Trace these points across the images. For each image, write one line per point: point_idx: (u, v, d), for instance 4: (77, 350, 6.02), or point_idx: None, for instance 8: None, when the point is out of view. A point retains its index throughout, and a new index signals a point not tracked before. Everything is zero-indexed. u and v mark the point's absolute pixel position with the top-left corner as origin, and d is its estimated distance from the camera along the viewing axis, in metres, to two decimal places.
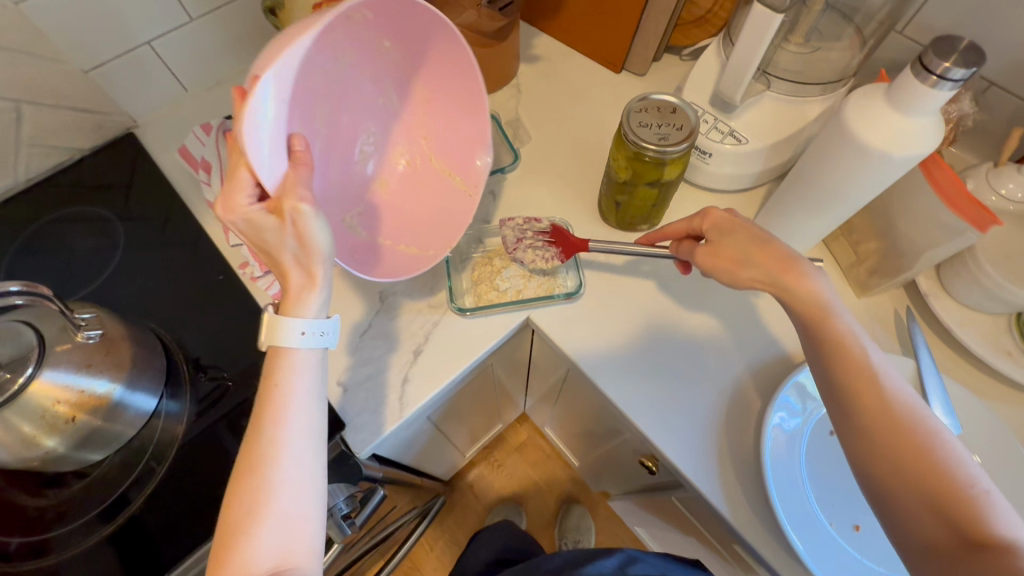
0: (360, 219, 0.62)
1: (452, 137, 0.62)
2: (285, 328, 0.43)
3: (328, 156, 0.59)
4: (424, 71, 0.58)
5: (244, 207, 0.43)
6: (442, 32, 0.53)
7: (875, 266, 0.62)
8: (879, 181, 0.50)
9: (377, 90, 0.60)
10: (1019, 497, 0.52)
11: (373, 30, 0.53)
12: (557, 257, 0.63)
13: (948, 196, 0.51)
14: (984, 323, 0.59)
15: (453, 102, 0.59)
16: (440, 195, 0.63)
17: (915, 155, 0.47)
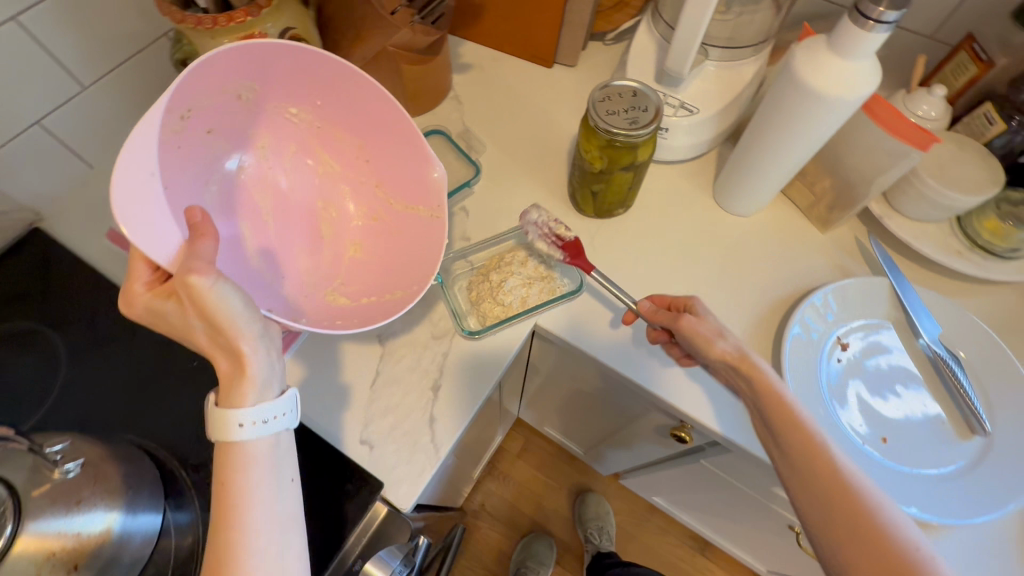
0: (343, 290, 0.58)
1: (402, 173, 0.59)
2: (227, 422, 0.40)
3: (284, 237, 0.59)
4: (340, 115, 0.58)
5: (140, 294, 0.41)
6: (331, 69, 0.53)
7: (832, 202, 0.67)
8: (834, 123, 0.54)
9: (309, 159, 0.61)
10: (1004, 375, 0.58)
11: (278, 100, 0.56)
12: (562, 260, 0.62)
13: (891, 126, 0.57)
14: (932, 231, 0.66)
15: (384, 135, 0.57)
16: (411, 232, 0.59)
17: (860, 97, 0.51)
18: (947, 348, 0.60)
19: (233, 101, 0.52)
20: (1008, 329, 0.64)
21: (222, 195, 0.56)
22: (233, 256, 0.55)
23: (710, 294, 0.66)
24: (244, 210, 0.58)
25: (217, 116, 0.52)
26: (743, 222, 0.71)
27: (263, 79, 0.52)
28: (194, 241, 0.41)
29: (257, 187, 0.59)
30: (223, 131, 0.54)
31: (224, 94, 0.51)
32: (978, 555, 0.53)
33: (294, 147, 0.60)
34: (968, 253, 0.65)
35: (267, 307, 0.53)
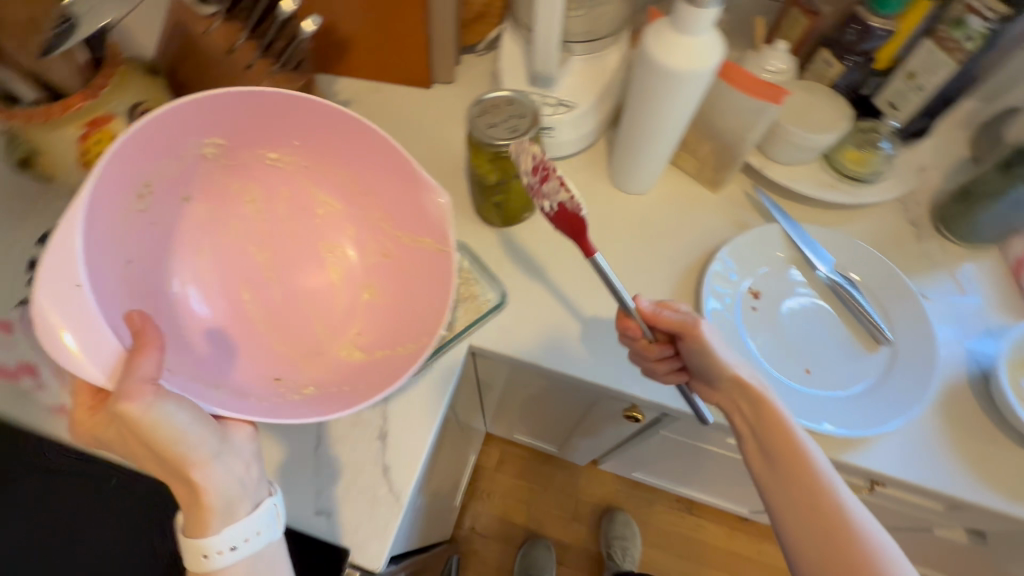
0: (358, 342, 0.56)
1: (406, 207, 0.56)
2: (202, 551, 0.42)
3: (291, 291, 0.58)
4: (329, 152, 0.56)
5: (90, 416, 0.43)
6: (297, 110, 0.51)
7: (716, 165, 0.72)
8: (695, 96, 0.58)
9: (310, 202, 0.59)
10: (894, 288, 0.64)
11: (253, 148, 0.55)
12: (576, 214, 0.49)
13: (746, 86, 0.61)
14: (809, 172, 0.72)
15: (380, 170, 0.55)
16: (421, 270, 0.56)
17: (710, 68, 0.55)
18: (842, 274, 0.66)
19: (201, 159, 0.53)
20: (890, 246, 0.70)
21: (213, 254, 0.57)
22: (236, 320, 0.56)
23: (627, 274, 0.68)
24: (239, 266, 0.58)
25: (183, 180, 0.53)
26: (646, 199, 0.74)
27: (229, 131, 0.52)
28: (133, 355, 0.39)
29: (241, 246, 0.58)
30: (199, 194, 0.56)
31: (186, 155, 0.52)
32: (909, 455, 0.59)
33: (284, 191, 0.59)
34: (843, 185, 0.71)
35: (275, 375, 0.54)
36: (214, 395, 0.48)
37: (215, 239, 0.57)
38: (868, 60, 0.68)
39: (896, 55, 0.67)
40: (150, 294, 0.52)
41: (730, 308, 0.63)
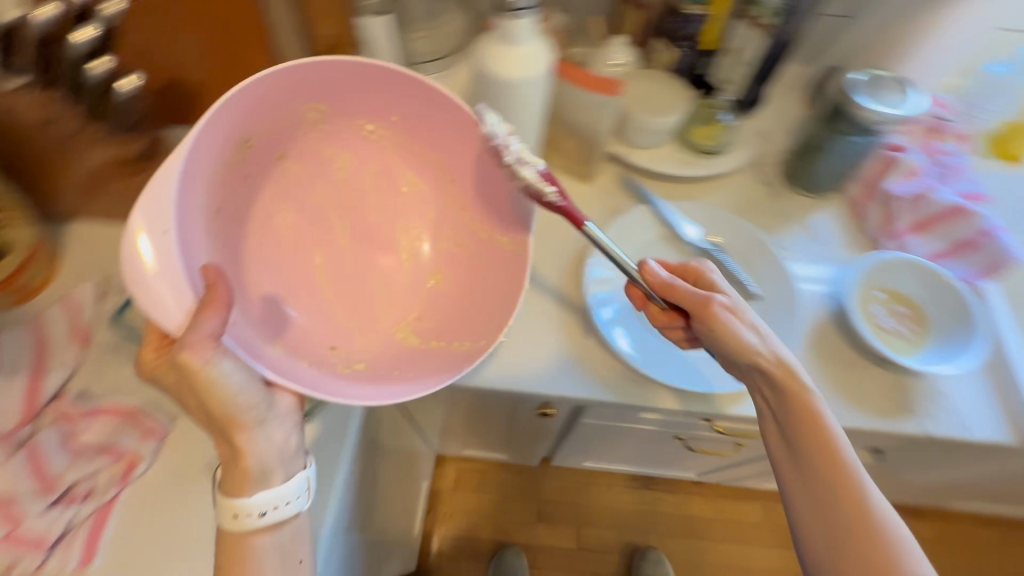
0: (415, 326, 0.59)
1: (489, 193, 0.58)
2: (247, 510, 0.46)
3: (365, 275, 0.61)
4: (415, 126, 0.59)
5: (151, 359, 0.48)
6: (383, 77, 0.54)
7: (581, 157, 0.75)
8: (532, 102, 0.60)
9: (394, 182, 0.63)
10: (751, 247, 0.70)
11: (353, 116, 0.59)
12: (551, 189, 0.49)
13: (584, 82, 0.64)
14: (666, 153, 0.77)
15: (467, 151, 0.58)
16: (496, 264, 0.57)
17: (538, 75, 0.57)
18: (708, 242, 0.71)
19: (308, 115, 0.57)
20: (747, 208, 0.76)
21: (308, 217, 0.61)
22: (303, 287, 0.59)
23: None
24: (325, 229, 0.61)
25: (283, 138, 0.57)
26: None
27: (329, 97, 0.56)
28: (202, 310, 0.42)
29: (327, 209, 0.61)
30: (320, 142, 0.60)
31: (291, 115, 0.56)
32: None
33: (371, 163, 0.62)
34: (698, 160, 0.76)
35: (332, 344, 0.57)
36: (268, 355, 0.51)
37: (296, 205, 0.60)
38: (694, 44, 0.73)
39: (718, 36, 0.71)
40: (256, 256, 0.57)
41: (606, 292, 0.70)
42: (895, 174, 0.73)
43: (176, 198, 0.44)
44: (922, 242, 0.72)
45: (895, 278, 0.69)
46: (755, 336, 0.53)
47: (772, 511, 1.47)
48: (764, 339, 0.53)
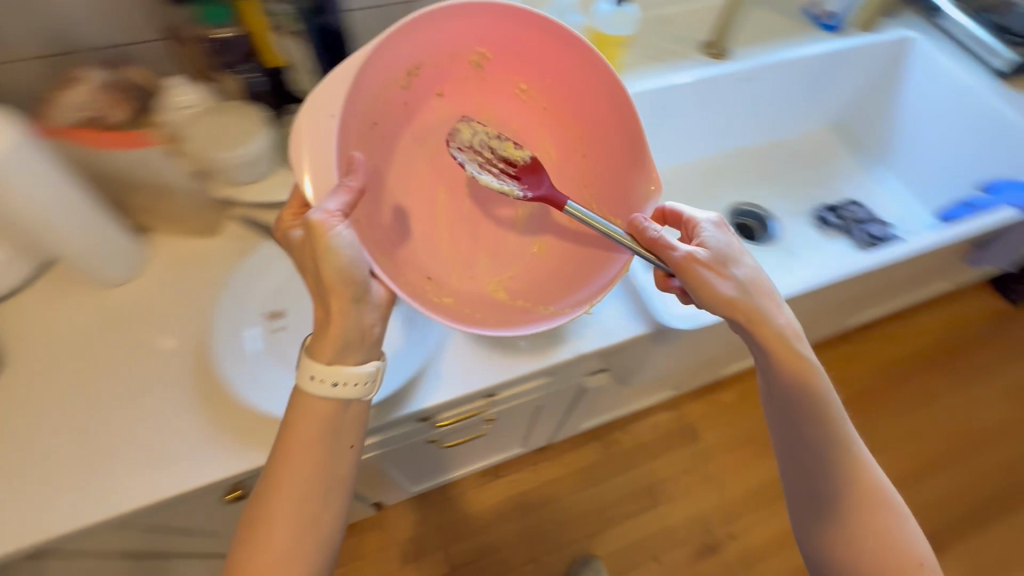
0: (508, 284, 0.62)
1: (602, 166, 0.62)
2: (319, 372, 0.49)
3: (473, 258, 0.63)
4: (550, 84, 0.62)
5: (291, 223, 0.52)
6: (552, 36, 0.58)
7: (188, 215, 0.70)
8: (46, 181, 0.54)
9: (533, 143, 0.65)
10: None
11: (453, 73, 0.62)
12: (514, 188, 0.59)
13: (110, 142, 0.60)
14: (280, 180, 0.72)
15: (601, 114, 0.61)
16: (609, 181, 0.62)
17: (16, 155, 0.51)
18: None
19: (463, 65, 0.62)
20: None
21: (394, 165, 0.60)
22: (426, 219, 0.62)
23: (144, 372, 0.62)
24: (437, 198, 0.63)
25: (444, 79, 0.62)
26: (141, 283, 0.69)
27: (495, 46, 0.60)
28: (337, 189, 0.48)
29: (449, 126, 0.63)
30: (418, 91, 0.61)
31: (456, 59, 0.61)
32: (460, 369, 0.69)
33: (483, 110, 0.64)
34: None
35: (428, 275, 0.60)
36: (418, 293, 0.56)
37: (434, 126, 0.63)
38: (250, 55, 0.68)
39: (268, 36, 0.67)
40: (392, 193, 0.60)
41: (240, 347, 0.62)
42: None
43: (342, 91, 0.50)
44: None
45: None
46: (733, 289, 0.54)
47: (609, 446, 1.58)
48: (743, 289, 0.55)
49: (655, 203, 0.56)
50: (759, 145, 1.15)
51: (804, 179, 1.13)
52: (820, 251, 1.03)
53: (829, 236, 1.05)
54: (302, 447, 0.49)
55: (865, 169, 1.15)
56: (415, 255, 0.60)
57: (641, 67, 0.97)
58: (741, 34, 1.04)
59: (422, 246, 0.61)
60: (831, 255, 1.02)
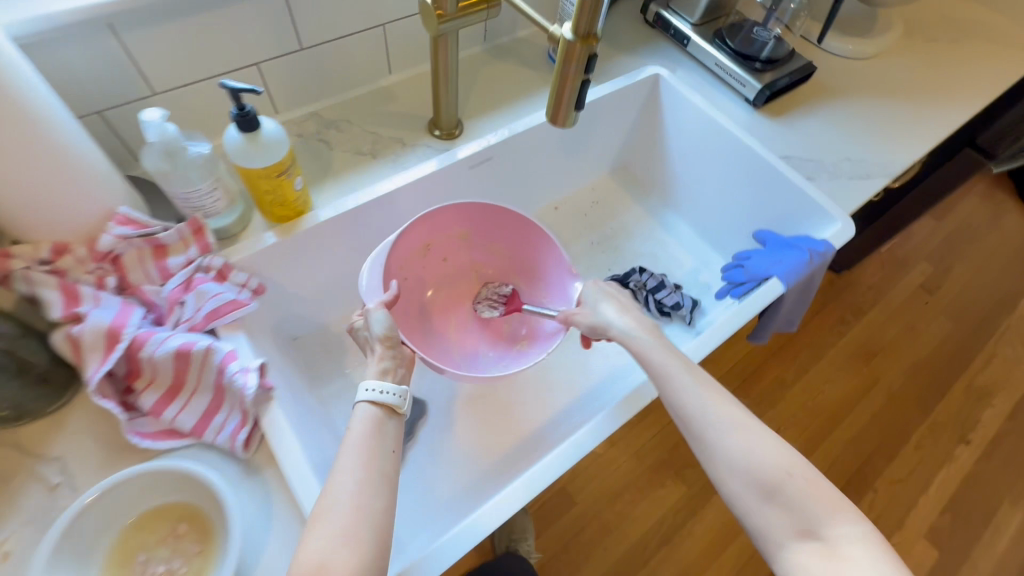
0: (498, 365, 0.79)
1: (544, 281, 0.82)
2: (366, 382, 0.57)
3: (480, 352, 0.82)
4: (504, 241, 0.82)
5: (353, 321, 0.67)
6: (497, 213, 0.78)
7: None
8: None
9: (507, 277, 0.86)
10: None
11: (455, 244, 0.83)
12: (500, 312, 0.83)
13: None
14: None
15: (532, 246, 0.80)
16: (554, 288, 0.80)
17: None
18: None
19: (458, 241, 0.82)
20: None
21: (418, 315, 0.81)
22: (444, 337, 0.82)
23: None
24: (445, 326, 0.83)
25: (451, 250, 0.83)
26: None
27: (474, 229, 0.81)
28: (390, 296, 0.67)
29: (461, 280, 0.85)
30: (451, 261, 0.84)
31: (453, 233, 0.81)
32: None
33: (475, 265, 0.86)
34: None
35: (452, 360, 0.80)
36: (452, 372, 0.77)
37: (453, 281, 0.85)
38: None
39: None
40: (423, 331, 0.80)
41: None
42: (90, 354, 0.52)
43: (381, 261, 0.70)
44: (184, 409, 0.54)
45: (160, 492, 0.49)
46: (590, 319, 0.69)
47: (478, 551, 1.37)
48: (599, 321, 0.68)
49: (575, 287, 0.76)
50: (535, 213, 1.00)
51: (592, 244, 0.99)
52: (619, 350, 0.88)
53: None
54: (353, 448, 0.52)
55: (652, 215, 1.04)
56: (456, 354, 0.81)
57: (350, 174, 0.77)
58: (473, 98, 0.88)
59: (457, 342, 0.83)
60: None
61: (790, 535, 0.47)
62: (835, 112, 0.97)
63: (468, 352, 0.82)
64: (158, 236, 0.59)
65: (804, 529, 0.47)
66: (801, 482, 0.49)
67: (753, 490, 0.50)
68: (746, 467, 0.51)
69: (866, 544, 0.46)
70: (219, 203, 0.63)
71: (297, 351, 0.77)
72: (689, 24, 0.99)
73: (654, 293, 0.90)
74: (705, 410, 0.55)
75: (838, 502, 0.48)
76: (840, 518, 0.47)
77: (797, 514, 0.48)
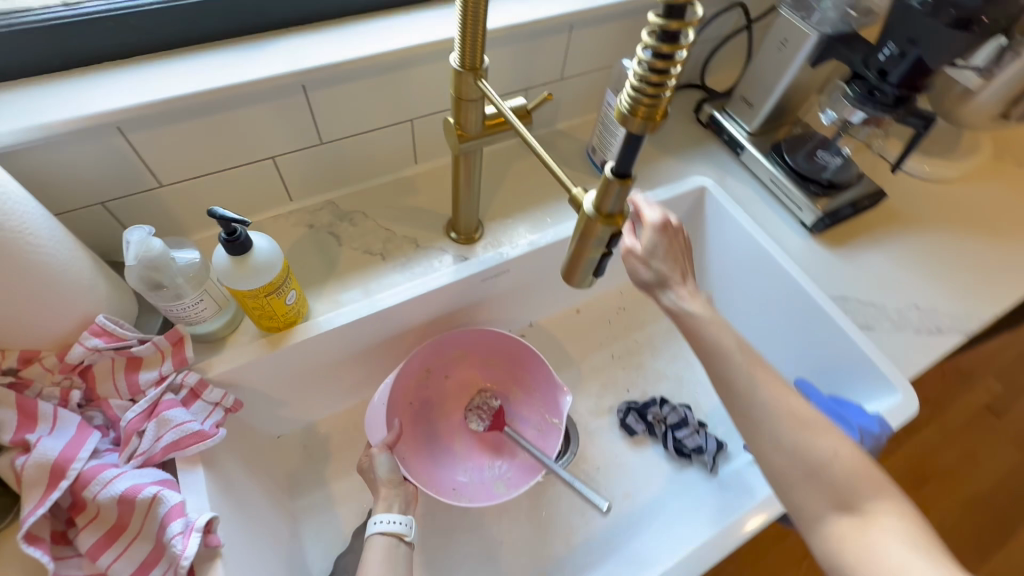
0: (501, 480, 0.74)
1: (533, 391, 0.79)
2: (375, 517, 0.59)
3: (480, 464, 0.77)
4: (495, 354, 0.81)
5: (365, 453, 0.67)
6: (486, 335, 0.79)
7: None
8: None
9: (503, 389, 0.82)
10: None
11: (453, 366, 0.81)
12: (484, 426, 0.78)
13: None
14: None
15: (518, 355, 0.79)
16: (545, 397, 0.78)
17: None
18: None
19: (455, 359, 0.81)
20: None
21: (424, 437, 0.77)
22: (444, 450, 0.77)
23: None
24: (446, 441, 0.78)
25: (451, 368, 0.81)
26: None
27: (471, 347, 0.80)
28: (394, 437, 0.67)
29: (459, 396, 0.81)
30: (452, 377, 0.81)
31: (452, 355, 0.79)
32: None
33: (473, 376, 0.82)
34: None
35: (454, 484, 0.74)
36: (450, 494, 0.72)
37: (451, 398, 0.81)
38: None
39: None
40: (426, 452, 0.75)
41: None
42: (27, 489, 0.47)
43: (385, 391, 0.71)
44: (118, 559, 0.48)
45: None
46: (645, 267, 0.61)
47: None
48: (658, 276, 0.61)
49: (564, 400, 0.73)
50: (554, 315, 0.93)
51: (612, 358, 0.90)
52: (628, 493, 0.78)
53: (638, 447, 0.82)
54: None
55: None
56: (456, 474, 0.75)
57: (355, 274, 0.72)
58: (498, 198, 0.83)
59: (459, 456, 0.77)
60: (658, 512, 0.76)
61: (830, 508, 0.49)
62: (907, 248, 0.86)
63: (467, 467, 0.76)
64: (132, 349, 0.55)
65: (844, 505, 0.49)
66: (845, 458, 0.50)
67: (798, 470, 0.51)
68: (791, 450, 0.51)
69: (904, 523, 0.47)
70: (204, 312, 0.59)
71: (274, 458, 0.71)
72: (745, 132, 0.92)
73: (674, 431, 0.81)
74: (753, 385, 0.55)
75: (875, 476, 0.50)
76: (878, 494, 0.49)
77: (845, 502, 0.49)
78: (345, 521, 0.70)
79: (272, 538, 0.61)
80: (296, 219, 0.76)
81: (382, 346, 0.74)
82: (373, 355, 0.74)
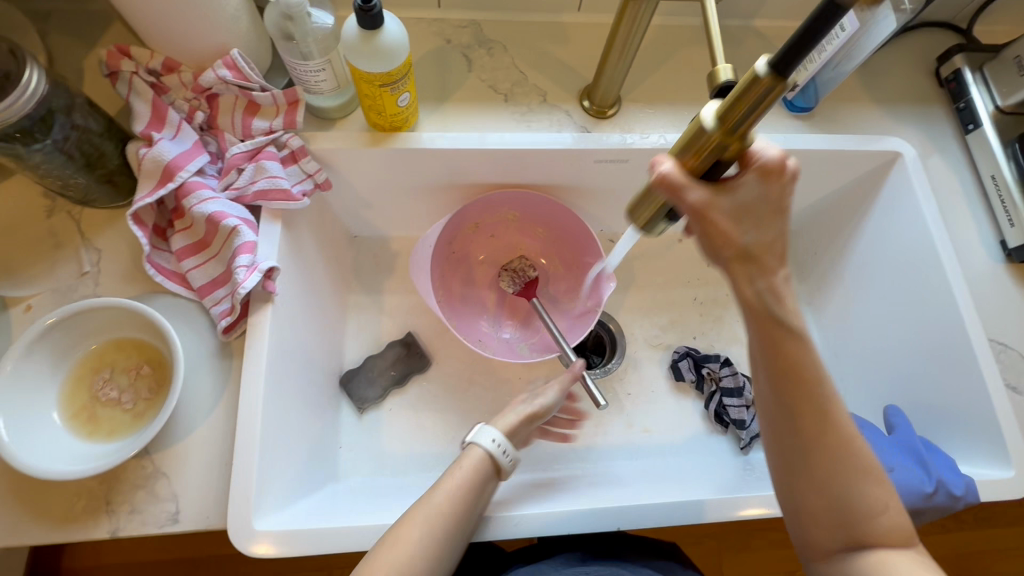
0: (524, 347, 0.76)
1: (579, 272, 0.77)
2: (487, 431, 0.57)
3: (504, 325, 0.77)
4: (547, 224, 0.77)
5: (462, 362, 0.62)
6: (545, 205, 0.74)
7: None
8: None
9: (545, 262, 0.80)
10: None
11: (499, 225, 0.78)
12: (514, 291, 0.77)
13: None
14: None
15: (571, 231, 0.75)
16: (588, 283, 0.75)
17: None
18: None
19: (508, 220, 0.77)
20: None
21: (457, 286, 0.77)
22: (478, 303, 0.78)
23: None
24: (478, 295, 0.78)
25: (500, 228, 0.78)
26: None
27: (525, 212, 0.76)
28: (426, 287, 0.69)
29: (504, 256, 0.80)
30: (499, 234, 0.79)
31: (505, 214, 0.76)
32: None
33: (518, 240, 0.79)
34: None
35: (479, 336, 0.75)
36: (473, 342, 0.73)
37: (494, 256, 0.79)
38: None
39: None
40: (457, 299, 0.77)
41: None
42: (143, 182, 0.54)
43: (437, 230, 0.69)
44: (193, 269, 0.54)
45: (123, 324, 0.52)
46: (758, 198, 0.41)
47: None
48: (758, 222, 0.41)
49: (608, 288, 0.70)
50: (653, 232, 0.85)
51: (694, 301, 0.82)
52: (648, 429, 0.75)
53: (679, 393, 0.78)
54: (450, 484, 0.52)
55: None
56: (482, 330, 0.76)
57: (475, 106, 0.69)
58: (649, 81, 0.72)
59: (485, 312, 0.78)
60: (669, 455, 0.74)
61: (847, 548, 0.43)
62: None
63: (491, 326, 0.77)
64: (253, 93, 0.57)
65: (839, 523, 0.43)
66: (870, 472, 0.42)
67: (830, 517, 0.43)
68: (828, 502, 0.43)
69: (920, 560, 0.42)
70: (324, 84, 0.58)
71: (345, 251, 0.76)
72: (992, 106, 0.70)
73: (724, 396, 0.75)
74: None
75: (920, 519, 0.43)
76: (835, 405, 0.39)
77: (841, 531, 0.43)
78: (385, 330, 0.74)
79: (321, 312, 0.67)
80: (435, 29, 0.72)
81: (474, 189, 0.72)
82: (461, 194, 0.73)
